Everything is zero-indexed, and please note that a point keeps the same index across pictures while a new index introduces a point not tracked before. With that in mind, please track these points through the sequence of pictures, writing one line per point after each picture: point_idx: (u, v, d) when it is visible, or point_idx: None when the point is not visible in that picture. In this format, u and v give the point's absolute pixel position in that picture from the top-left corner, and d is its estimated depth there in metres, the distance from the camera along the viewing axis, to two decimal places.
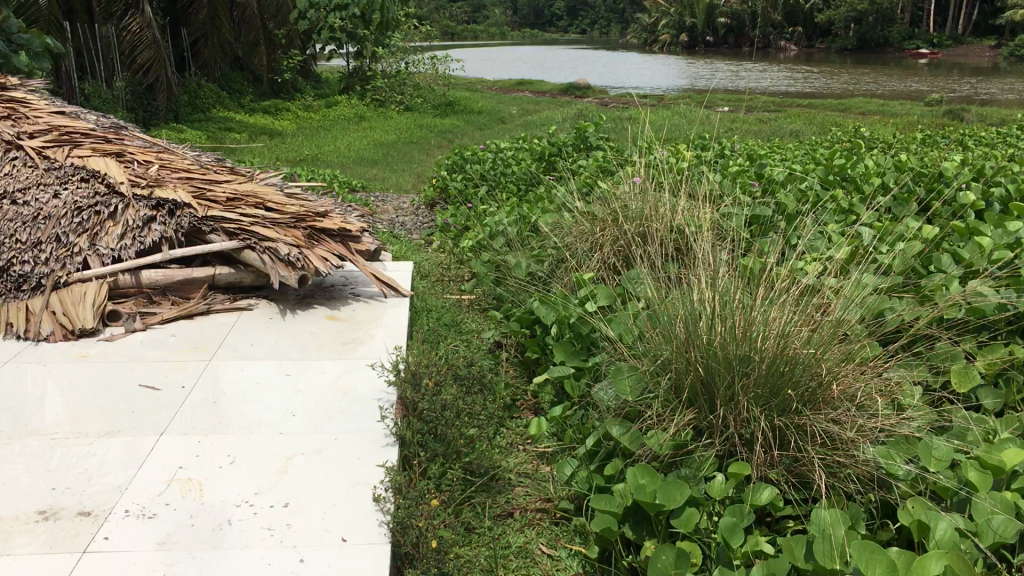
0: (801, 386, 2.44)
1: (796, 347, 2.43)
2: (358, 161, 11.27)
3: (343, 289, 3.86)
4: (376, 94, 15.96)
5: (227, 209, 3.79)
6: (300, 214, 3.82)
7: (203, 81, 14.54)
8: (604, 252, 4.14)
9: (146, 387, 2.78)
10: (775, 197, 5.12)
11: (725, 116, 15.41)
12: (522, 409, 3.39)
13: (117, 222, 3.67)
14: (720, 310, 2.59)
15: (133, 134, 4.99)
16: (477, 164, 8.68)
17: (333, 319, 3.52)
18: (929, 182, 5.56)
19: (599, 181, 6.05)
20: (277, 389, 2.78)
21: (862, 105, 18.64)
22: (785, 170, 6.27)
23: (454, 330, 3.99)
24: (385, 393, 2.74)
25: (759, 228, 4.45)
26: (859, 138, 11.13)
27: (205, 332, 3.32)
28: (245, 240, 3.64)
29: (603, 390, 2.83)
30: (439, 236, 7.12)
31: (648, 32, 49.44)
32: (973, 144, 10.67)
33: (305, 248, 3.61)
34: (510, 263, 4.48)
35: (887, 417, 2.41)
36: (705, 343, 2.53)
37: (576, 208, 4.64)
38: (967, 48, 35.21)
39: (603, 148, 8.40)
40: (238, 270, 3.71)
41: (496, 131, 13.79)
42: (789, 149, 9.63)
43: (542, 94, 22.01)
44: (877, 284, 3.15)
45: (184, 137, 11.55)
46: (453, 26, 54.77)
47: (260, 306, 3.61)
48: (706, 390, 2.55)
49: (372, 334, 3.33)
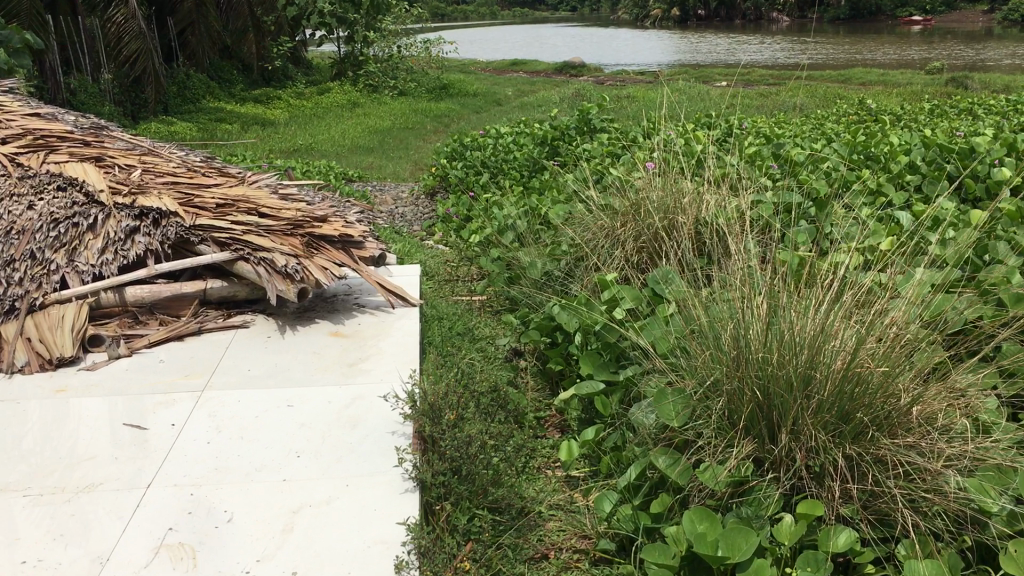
0: (877, 407, 2.14)
1: (868, 363, 2.15)
2: (353, 149, 10.94)
3: (346, 299, 3.54)
4: (369, 80, 15.61)
5: (217, 217, 3.48)
6: (297, 219, 3.51)
7: (192, 71, 14.20)
8: (627, 249, 3.83)
9: (131, 425, 2.49)
10: (799, 182, 4.81)
11: (725, 91, 15.06)
12: (548, 428, 3.10)
13: (97, 235, 3.37)
14: (775, 322, 2.30)
15: (116, 135, 4.69)
16: (477, 151, 8.37)
17: (337, 335, 3.21)
18: (960, 159, 5.24)
19: (610, 167, 5.74)
20: (278, 424, 2.48)
21: (862, 75, 18.28)
22: (804, 149, 5.95)
23: (467, 339, 3.69)
24: (400, 427, 2.44)
25: (791, 217, 4.13)
26: (866, 110, 10.79)
27: (197, 355, 3.01)
28: (238, 250, 3.33)
29: (644, 413, 2.53)
30: (441, 228, 6.84)
31: (639, 8, 48.87)
32: (986, 113, 10.32)
33: (304, 257, 3.30)
34: (524, 262, 4.18)
35: (975, 440, 2.12)
36: (761, 356, 2.24)
37: (593, 199, 4.33)
38: (961, 14, 34.76)
39: (607, 130, 8.07)
40: (231, 283, 3.40)
41: (493, 115, 13.46)
42: (798, 125, 9.29)
43: (537, 74, 21.65)
44: (938, 280, 2.83)
45: (174, 130, 11.22)
46: (443, 8, 54.27)
47: (257, 323, 3.30)
48: (766, 416, 2.26)
49: (382, 350, 3.03)
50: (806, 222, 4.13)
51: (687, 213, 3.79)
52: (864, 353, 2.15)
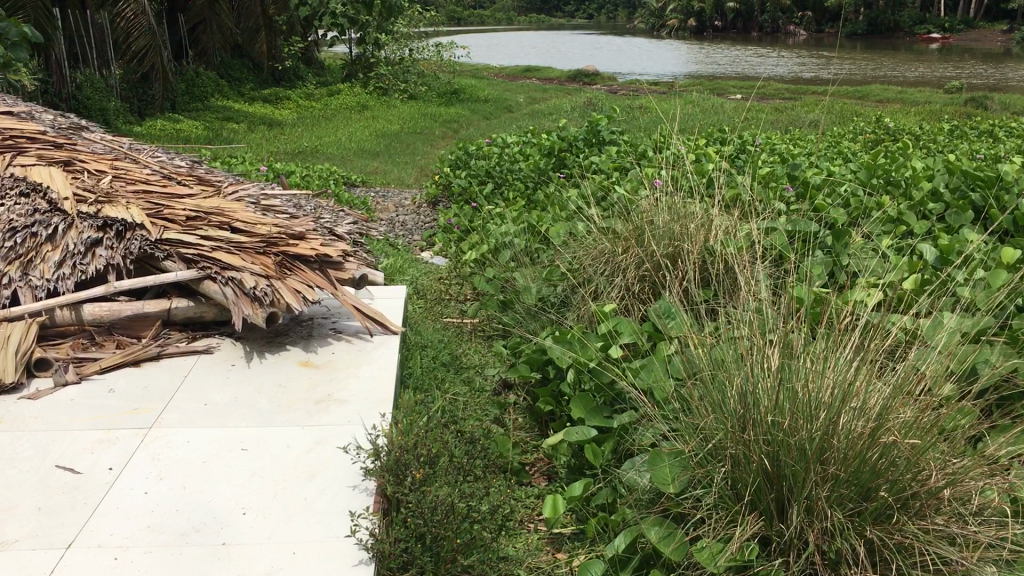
0: (903, 483, 1.91)
1: (895, 433, 1.90)
2: (359, 153, 10.71)
3: (322, 323, 3.28)
4: (380, 83, 15.39)
5: (186, 230, 3.24)
6: (272, 235, 3.25)
7: (202, 69, 14.01)
8: (628, 278, 3.56)
9: (64, 469, 2.23)
10: (813, 208, 4.55)
11: (739, 105, 14.80)
12: (533, 475, 2.84)
13: (56, 246, 3.14)
14: (785, 381, 2.05)
15: (93, 137, 4.46)
16: (481, 160, 8.10)
17: (308, 365, 2.95)
18: (986, 187, 4.97)
19: (616, 184, 5.50)
20: (227, 472, 2.23)
21: (880, 92, 17.99)
22: (820, 171, 5.68)
23: (453, 370, 3.44)
24: (359, 481, 2.18)
25: (806, 248, 3.86)
26: (884, 129, 10.52)
27: (152, 383, 2.76)
28: (206, 267, 3.08)
29: (638, 472, 2.29)
30: (441, 238, 6.63)
31: (655, 18, 48.65)
32: (1007, 137, 10.03)
33: (275, 278, 3.04)
34: (518, 285, 3.93)
35: (1013, 528, 1.87)
36: (772, 419, 2.00)
37: (596, 222, 4.07)
38: (980, 32, 34.43)
39: (617, 142, 7.83)
40: (197, 302, 3.14)
41: (502, 121, 13.22)
42: (814, 143, 9.01)
43: (550, 81, 21.45)
44: (969, 329, 2.56)
45: (179, 128, 11.00)
46: (458, 11, 54.18)
47: (223, 347, 3.05)
48: (776, 490, 2.01)
49: (352, 387, 2.76)
50: (822, 252, 3.86)
51: (694, 241, 3.53)
52: (891, 424, 1.91)
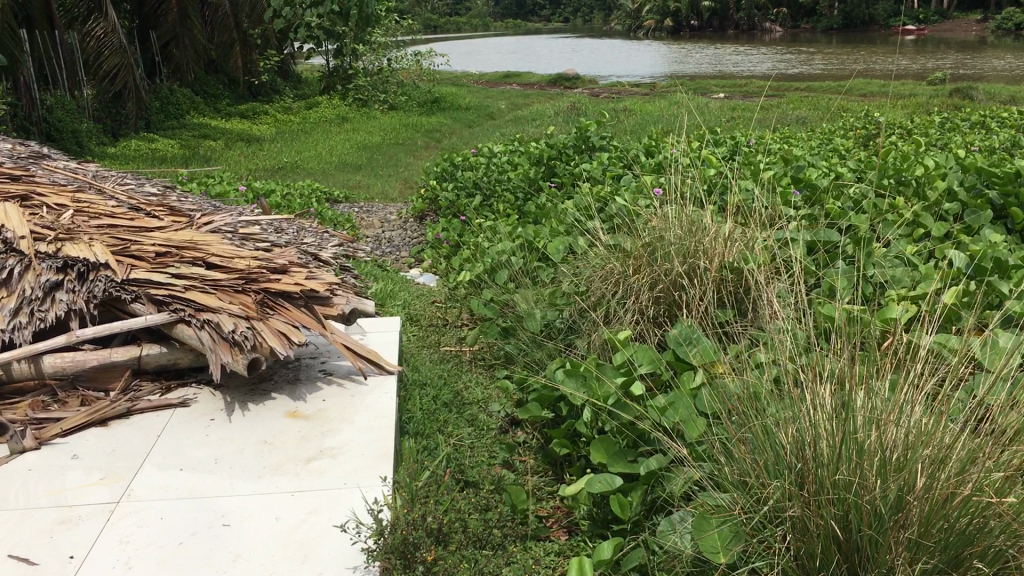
0: (1000, 547, 1.69)
1: (989, 492, 1.69)
2: (341, 167, 10.41)
3: (310, 366, 2.98)
4: (359, 94, 15.10)
5: (155, 268, 2.94)
6: (251, 271, 2.95)
7: (176, 86, 13.67)
8: (641, 301, 3.28)
9: (18, 559, 1.93)
10: (826, 214, 4.30)
11: (724, 104, 14.58)
12: (553, 531, 2.54)
13: (11, 292, 2.84)
14: (849, 434, 1.83)
15: (56, 166, 4.17)
16: (468, 170, 7.81)
17: (295, 416, 2.64)
18: (1004, 183, 4.73)
19: (614, 195, 5.23)
20: (206, 557, 1.93)
21: (864, 86, 17.81)
22: (826, 172, 5.43)
23: (456, 410, 3.15)
24: (361, 562, 1.89)
25: (827, 259, 3.61)
26: (874, 122, 10.31)
27: (122, 444, 2.46)
28: (179, 310, 2.78)
29: (681, 535, 2.08)
30: (430, 254, 6.36)
31: (631, 19, 48.51)
32: (1000, 127, 9.82)
33: (256, 320, 2.73)
34: (521, 310, 3.65)
35: None
36: (840, 476, 1.78)
37: (601, 239, 3.79)
38: (954, 23, 34.35)
39: (607, 147, 7.56)
40: (171, 349, 2.84)
41: (486, 129, 12.95)
42: (807, 141, 8.76)
43: (531, 86, 21.21)
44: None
45: (154, 148, 10.68)
46: (433, 19, 53.96)
47: (201, 398, 2.74)
48: (850, 559, 1.78)
49: (347, 442, 2.46)
50: (845, 262, 3.60)
51: (710, 257, 3.26)
52: (983, 482, 1.70)
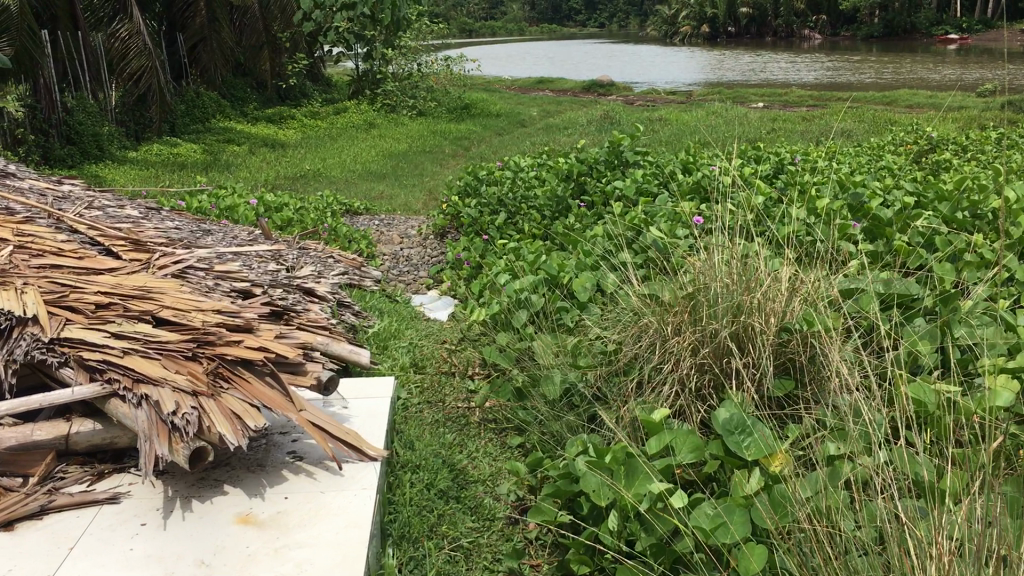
0: None
1: None
2: (364, 176, 9.91)
3: (277, 452, 2.43)
4: (387, 99, 14.61)
5: (94, 325, 2.43)
6: (207, 330, 2.42)
7: (202, 89, 13.23)
8: (681, 369, 2.72)
9: None
10: (894, 256, 3.73)
11: (763, 115, 13.94)
12: None
13: None
14: None
15: (22, 188, 3.71)
16: (493, 185, 7.26)
17: (247, 519, 2.12)
18: None
19: (653, 221, 4.68)
20: None
21: (910, 97, 17.04)
22: (889, 198, 4.84)
23: (453, 495, 2.64)
24: None
25: (905, 313, 3.05)
26: (926, 136, 9.63)
27: (29, 559, 1.97)
28: (114, 380, 2.26)
29: None
30: (450, 276, 5.85)
31: (669, 25, 47.68)
32: None
33: (205, 397, 2.20)
34: (539, 368, 3.12)
35: None
36: None
37: (635, 284, 3.24)
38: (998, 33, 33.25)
39: (642, 163, 6.99)
40: (106, 425, 2.33)
41: (515, 137, 12.44)
42: (857, 157, 8.12)
43: (564, 93, 20.67)
44: None
45: (176, 153, 10.23)
46: (469, 24, 53.49)
47: (140, 490, 2.24)
48: None
49: (303, 566, 1.94)
50: (927, 320, 3.02)
51: (767, 315, 2.70)
52: None
